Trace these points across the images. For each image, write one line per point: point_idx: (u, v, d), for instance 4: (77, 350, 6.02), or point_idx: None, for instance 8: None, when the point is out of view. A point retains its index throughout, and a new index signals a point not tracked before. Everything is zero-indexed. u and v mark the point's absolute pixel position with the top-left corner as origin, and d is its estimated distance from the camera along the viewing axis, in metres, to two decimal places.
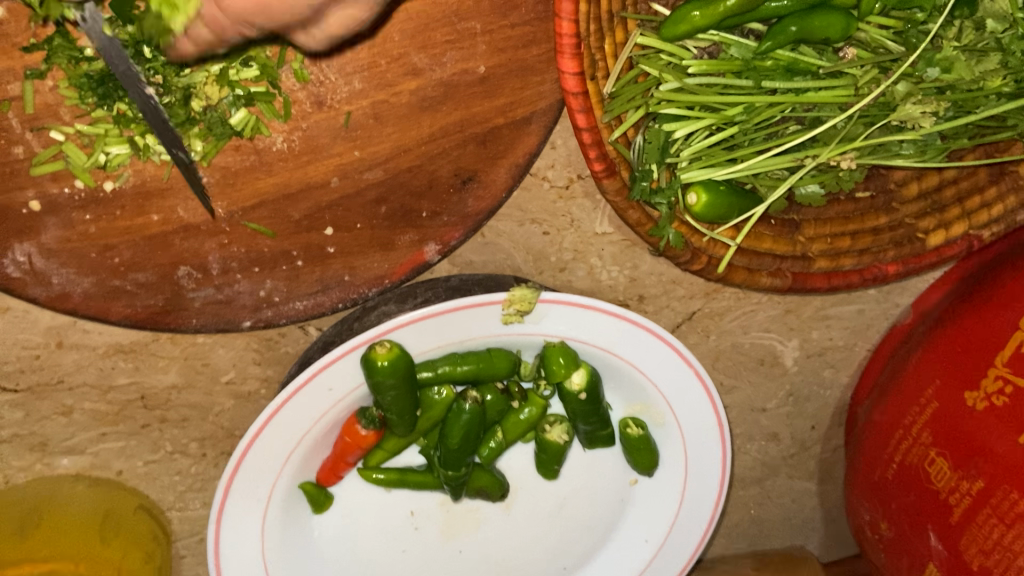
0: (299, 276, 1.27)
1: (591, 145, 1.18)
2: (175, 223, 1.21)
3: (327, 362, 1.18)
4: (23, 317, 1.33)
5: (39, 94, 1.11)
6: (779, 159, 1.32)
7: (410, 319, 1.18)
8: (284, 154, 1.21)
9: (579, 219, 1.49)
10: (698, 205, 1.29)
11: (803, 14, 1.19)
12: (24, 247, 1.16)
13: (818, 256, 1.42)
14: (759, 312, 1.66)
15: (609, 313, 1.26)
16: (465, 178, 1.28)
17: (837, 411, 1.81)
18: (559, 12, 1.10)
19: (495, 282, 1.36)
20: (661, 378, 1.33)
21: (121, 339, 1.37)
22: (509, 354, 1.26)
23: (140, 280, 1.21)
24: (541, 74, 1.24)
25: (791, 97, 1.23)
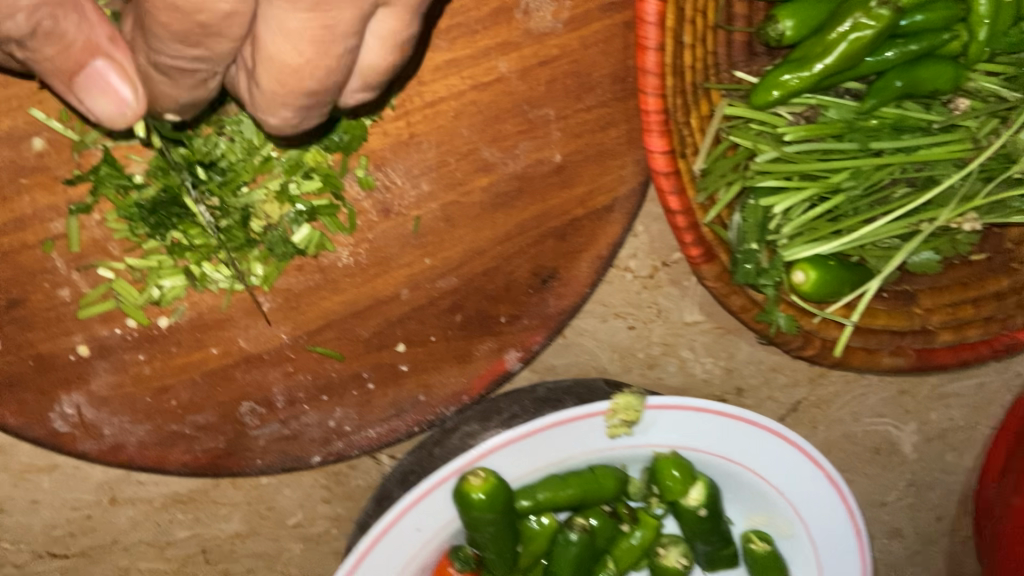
0: (370, 400, 1.13)
1: (686, 228, 1.06)
2: (235, 354, 1.09)
3: (414, 499, 1.03)
4: (72, 474, 1.20)
5: (85, 230, 1.02)
6: (892, 226, 1.18)
7: (506, 439, 1.05)
8: (350, 270, 1.10)
9: (666, 310, 1.36)
10: (806, 284, 1.15)
11: (906, 67, 1.09)
12: (73, 397, 1.04)
13: (941, 327, 1.27)
14: (870, 395, 1.51)
15: (725, 415, 1.11)
16: (545, 277, 1.15)
17: (963, 499, 1.62)
18: (643, 88, 1.00)
19: (586, 389, 1.22)
20: (788, 485, 1.16)
21: (179, 488, 1.24)
22: (616, 471, 1.10)
23: (199, 422, 1.08)
24: (621, 157, 1.13)
25: (901, 156, 1.13)
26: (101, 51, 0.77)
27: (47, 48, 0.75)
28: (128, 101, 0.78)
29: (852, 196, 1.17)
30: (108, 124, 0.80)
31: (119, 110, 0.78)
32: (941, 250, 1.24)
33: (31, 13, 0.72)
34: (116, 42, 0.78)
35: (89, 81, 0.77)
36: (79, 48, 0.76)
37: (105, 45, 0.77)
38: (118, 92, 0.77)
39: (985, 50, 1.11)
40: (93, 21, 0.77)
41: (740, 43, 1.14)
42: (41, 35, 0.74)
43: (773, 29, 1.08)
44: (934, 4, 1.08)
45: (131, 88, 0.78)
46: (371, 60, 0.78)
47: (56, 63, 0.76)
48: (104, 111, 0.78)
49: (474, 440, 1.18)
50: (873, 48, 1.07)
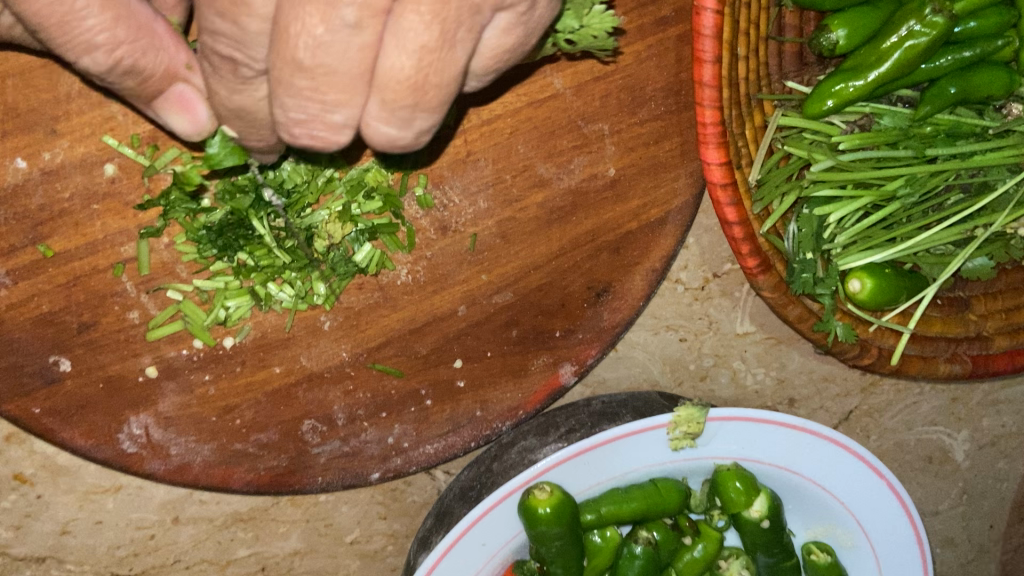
0: (428, 416, 1.14)
1: (744, 239, 1.06)
2: (298, 372, 1.10)
3: (479, 515, 1.04)
4: (136, 494, 1.21)
5: (154, 253, 1.03)
6: (947, 233, 1.18)
7: (569, 454, 1.05)
8: (409, 287, 1.11)
9: (717, 321, 1.36)
10: (863, 292, 1.15)
11: (960, 73, 1.10)
12: (141, 418, 1.06)
13: (996, 334, 1.26)
14: (921, 403, 1.50)
15: (788, 427, 1.11)
16: (599, 291, 1.16)
17: (1015, 506, 1.60)
18: (700, 100, 1.00)
19: (642, 402, 1.22)
20: (850, 496, 1.16)
21: (240, 507, 1.25)
22: (678, 484, 1.10)
23: (263, 441, 1.10)
24: (675, 169, 1.14)
25: (957, 163, 1.12)
26: (179, 77, 0.81)
27: (128, 80, 0.79)
28: (202, 120, 0.83)
29: (906, 203, 1.17)
30: (186, 138, 0.86)
31: (194, 128, 0.84)
32: (994, 255, 1.24)
33: (110, 50, 0.75)
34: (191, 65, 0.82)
35: (170, 99, 0.82)
36: (158, 78, 0.80)
37: (180, 71, 0.81)
38: (194, 111, 0.83)
39: None
40: (170, 47, 0.80)
41: (790, 53, 1.14)
42: (123, 70, 0.78)
43: (825, 38, 1.08)
44: (986, 10, 1.08)
45: (206, 107, 0.83)
46: (395, 72, 0.68)
47: (136, 89, 0.81)
48: (180, 127, 0.84)
49: (533, 455, 1.18)
50: (928, 56, 1.07)
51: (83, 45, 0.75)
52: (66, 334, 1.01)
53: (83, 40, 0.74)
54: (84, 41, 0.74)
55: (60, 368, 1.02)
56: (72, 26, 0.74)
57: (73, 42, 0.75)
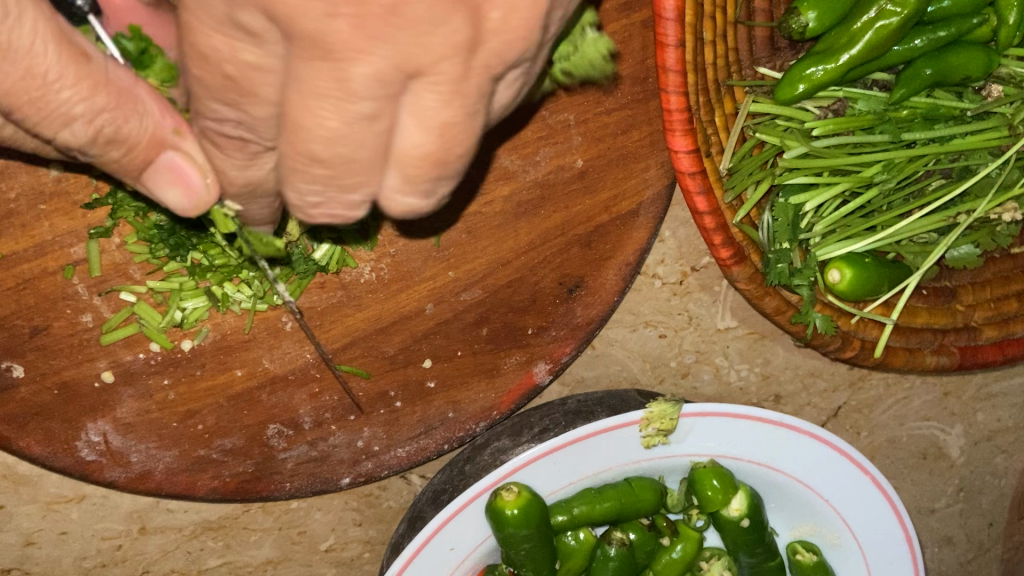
0: (398, 419, 1.11)
1: (715, 229, 1.03)
2: (261, 376, 1.07)
3: (445, 518, 1.00)
4: (102, 504, 1.19)
5: (106, 254, 1.01)
6: (928, 220, 1.15)
7: (539, 453, 1.02)
8: (373, 285, 1.09)
9: (697, 316, 1.33)
10: (842, 283, 1.12)
11: (936, 54, 1.06)
12: (98, 425, 1.03)
13: (985, 324, 1.23)
14: (913, 398, 1.46)
15: (765, 422, 1.08)
16: (571, 287, 1.13)
17: (1015, 503, 1.55)
18: (665, 86, 0.97)
19: (618, 400, 1.19)
20: (833, 492, 1.12)
21: (210, 515, 1.22)
22: (653, 483, 1.07)
23: (226, 447, 1.07)
24: (644, 160, 1.11)
25: (936, 147, 1.09)
26: (167, 144, 0.70)
27: (112, 150, 0.69)
28: (200, 194, 0.71)
29: (886, 190, 1.14)
30: (186, 213, 0.73)
31: (195, 201, 0.71)
32: (980, 243, 1.20)
33: (87, 116, 0.66)
34: (182, 131, 0.70)
35: (162, 175, 0.71)
36: (142, 145, 0.69)
37: (171, 139, 0.70)
38: (189, 184, 0.70)
39: (1016, 33, 1.08)
40: (154, 113, 0.69)
41: (762, 38, 1.11)
42: (106, 138, 0.68)
43: (795, 21, 1.04)
44: None
45: (200, 177, 0.70)
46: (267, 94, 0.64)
47: (123, 161, 0.70)
48: (177, 207, 0.72)
49: (506, 455, 1.15)
50: (901, 36, 1.03)
51: (57, 118, 0.66)
52: (18, 339, 0.99)
53: (57, 112, 0.65)
54: (59, 113, 0.65)
55: (14, 373, 1.00)
56: (42, 100, 0.65)
57: (45, 119, 0.66)
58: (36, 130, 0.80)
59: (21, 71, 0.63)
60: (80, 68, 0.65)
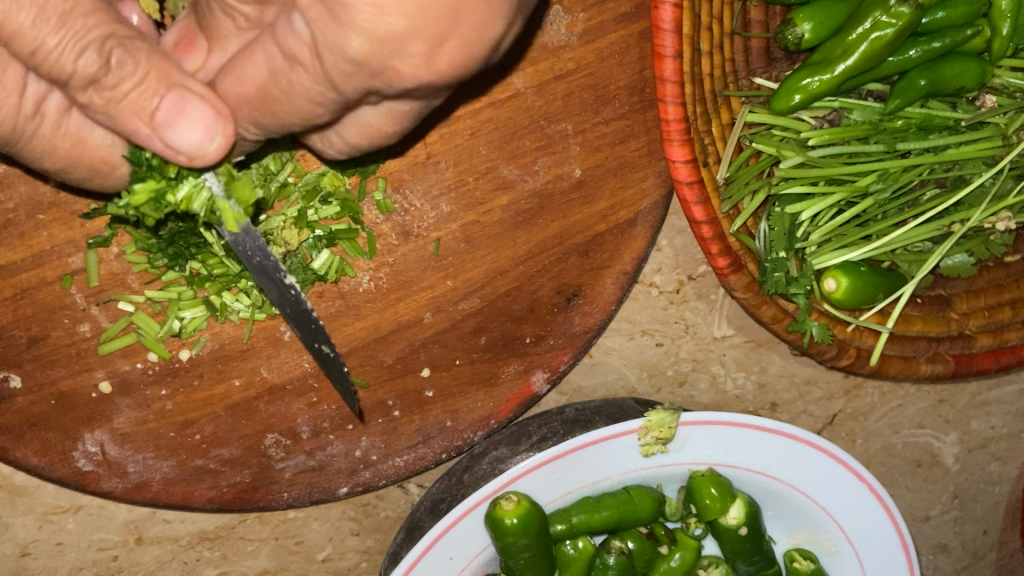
0: (397, 428, 1.11)
1: (712, 239, 1.03)
2: (258, 386, 1.07)
3: (444, 528, 1.00)
4: (98, 514, 1.18)
5: (104, 263, 1.00)
6: (923, 229, 1.16)
7: (538, 462, 1.02)
8: (371, 295, 1.09)
9: (694, 324, 1.33)
10: (838, 291, 1.13)
11: (930, 65, 1.07)
12: (96, 435, 1.03)
13: (979, 332, 1.24)
14: (908, 406, 1.47)
15: (764, 430, 1.08)
16: (569, 296, 1.13)
17: (1010, 510, 1.56)
18: (662, 96, 0.97)
19: (617, 409, 1.19)
20: (830, 499, 1.12)
21: (206, 525, 1.22)
22: (651, 491, 1.07)
23: (224, 456, 1.07)
24: (642, 169, 1.12)
25: (931, 156, 1.10)
26: (171, 80, 0.73)
27: (122, 83, 0.71)
28: (209, 127, 0.74)
29: (881, 199, 1.15)
30: (194, 158, 0.75)
31: (205, 137, 0.74)
32: (974, 252, 1.21)
33: (101, 45, 0.69)
34: (183, 74, 0.75)
35: (169, 114, 0.73)
36: (150, 81, 0.72)
37: (177, 78, 0.74)
38: (201, 120, 0.74)
39: (1009, 45, 1.09)
40: (157, 53, 0.74)
41: (758, 49, 1.12)
42: (116, 66, 0.70)
43: (791, 32, 1.06)
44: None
45: (209, 110, 0.74)
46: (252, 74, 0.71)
47: (130, 99, 0.72)
48: (187, 141, 0.74)
49: (505, 464, 1.14)
50: (896, 47, 1.04)
51: (73, 45, 0.68)
52: (16, 349, 0.99)
53: (73, 41, 0.68)
54: (77, 39, 0.68)
55: (11, 385, 1.00)
56: (61, 26, 0.67)
57: (60, 48, 0.67)
58: (51, 138, 0.82)
59: (37, 16, 0.66)
60: (92, 4, 0.70)
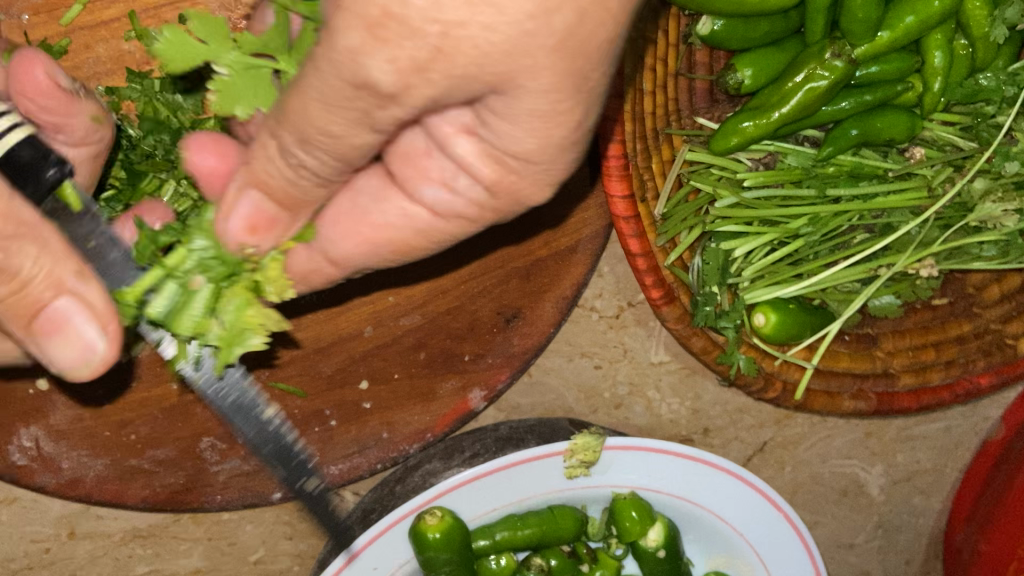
0: (332, 437, 1.13)
1: (646, 270, 1.06)
2: (196, 390, 1.09)
3: (370, 538, 1.04)
4: (32, 507, 1.21)
5: None
6: (850, 271, 1.20)
7: (464, 479, 1.06)
8: (313, 306, 1.11)
9: (632, 349, 1.38)
10: (767, 326, 1.17)
11: (862, 116, 1.12)
12: (31, 430, 1.05)
13: (902, 371, 1.27)
14: (837, 437, 1.52)
15: (685, 457, 1.12)
16: (508, 317, 1.16)
17: (932, 542, 1.59)
18: (603, 134, 1.00)
19: (549, 429, 1.23)
20: (746, 524, 1.17)
21: (139, 523, 1.23)
22: (575, 512, 1.11)
23: (158, 457, 1.09)
24: (585, 200, 1.16)
25: (859, 203, 1.15)
26: (64, 289, 0.74)
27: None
28: (92, 345, 0.76)
29: (812, 241, 1.20)
30: (72, 372, 0.77)
31: (84, 354, 0.76)
32: (901, 294, 1.27)
33: None
34: (84, 276, 0.75)
35: (55, 321, 0.75)
36: (37, 285, 0.73)
37: (69, 282, 0.74)
38: (83, 337, 0.75)
39: (940, 100, 1.14)
40: (56, 253, 0.73)
41: (702, 90, 1.17)
42: None
43: (731, 77, 1.10)
44: (889, 55, 1.11)
45: (96, 329, 0.75)
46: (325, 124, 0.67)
47: (13, 302, 0.74)
48: (66, 359, 0.76)
49: (436, 478, 1.18)
50: (830, 97, 1.08)
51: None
52: None
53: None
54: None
55: None
56: None
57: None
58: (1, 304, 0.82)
59: None
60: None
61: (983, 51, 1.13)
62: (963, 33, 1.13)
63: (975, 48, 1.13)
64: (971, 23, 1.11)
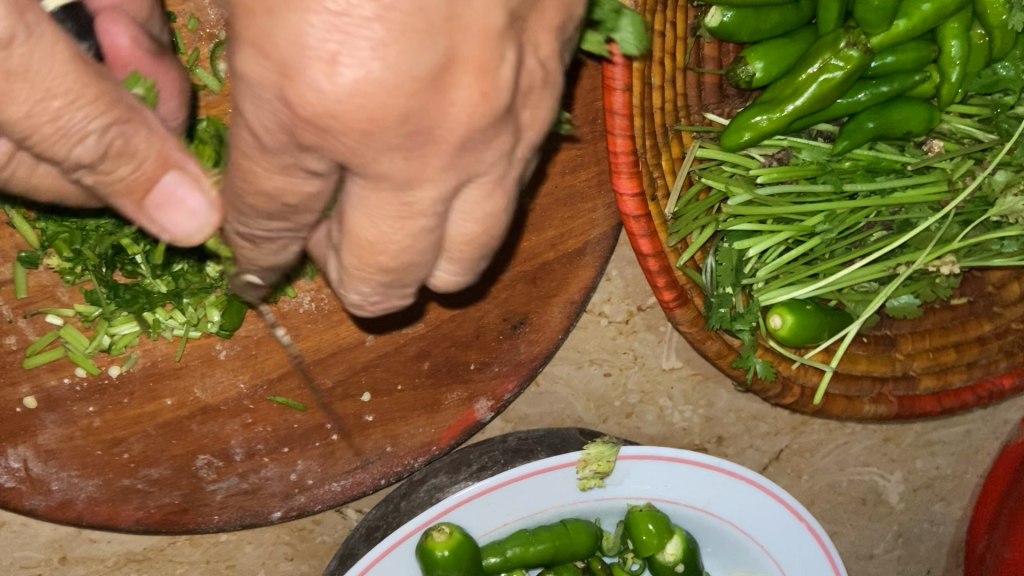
0: (334, 452, 1.09)
1: (658, 272, 1.02)
2: (191, 405, 1.05)
3: (376, 557, 0.99)
4: (22, 532, 1.16)
5: (33, 275, 1.00)
6: (868, 270, 1.17)
7: (472, 494, 1.01)
8: (312, 316, 1.07)
9: (642, 355, 1.34)
10: (784, 329, 1.13)
11: (879, 108, 1.08)
12: (18, 451, 1.00)
13: (923, 374, 1.23)
14: (854, 443, 1.47)
15: (702, 466, 1.07)
16: (515, 323, 1.11)
17: (953, 551, 1.54)
18: (611, 129, 0.96)
19: (559, 439, 1.18)
20: (768, 536, 1.12)
21: (134, 546, 1.18)
22: (589, 526, 1.06)
23: (153, 477, 1.04)
24: (592, 200, 1.11)
25: (877, 199, 1.11)
26: (172, 163, 0.65)
27: (119, 168, 0.63)
28: (202, 210, 0.66)
29: (828, 239, 1.16)
30: (183, 242, 0.68)
31: (193, 220, 0.66)
32: (920, 293, 1.22)
33: (102, 135, 0.61)
34: (182, 150, 0.66)
35: (164, 196, 0.66)
36: (148, 164, 0.64)
37: (175, 157, 0.65)
38: (188, 202, 0.66)
39: (958, 91, 1.10)
40: (160, 131, 0.65)
41: (711, 85, 1.13)
42: (114, 154, 0.62)
43: (742, 70, 1.07)
44: (905, 45, 1.07)
45: (201, 195, 0.66)
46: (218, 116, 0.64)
47: (125, 183, 0.64)
48: (178, 224, 0.66)
49: (443, 493, 1.13)
50: (844, 89, 1.04)
51: (72, 134, 0.60)
52: None
53: (72, 130, 0.60)
54: (74, 130, 0.60)
55: None
56: (58, 114, 0.59)
57: (55, 136, 0.60)
58: None
59: (33, 100, 0.57)
60: (97, 85, 0.60)
61: (1001, 40, 1.08)
62: (980, 22, 1.09)
63: (993, 37, 1.08)
64: (988, 11, 1.06)
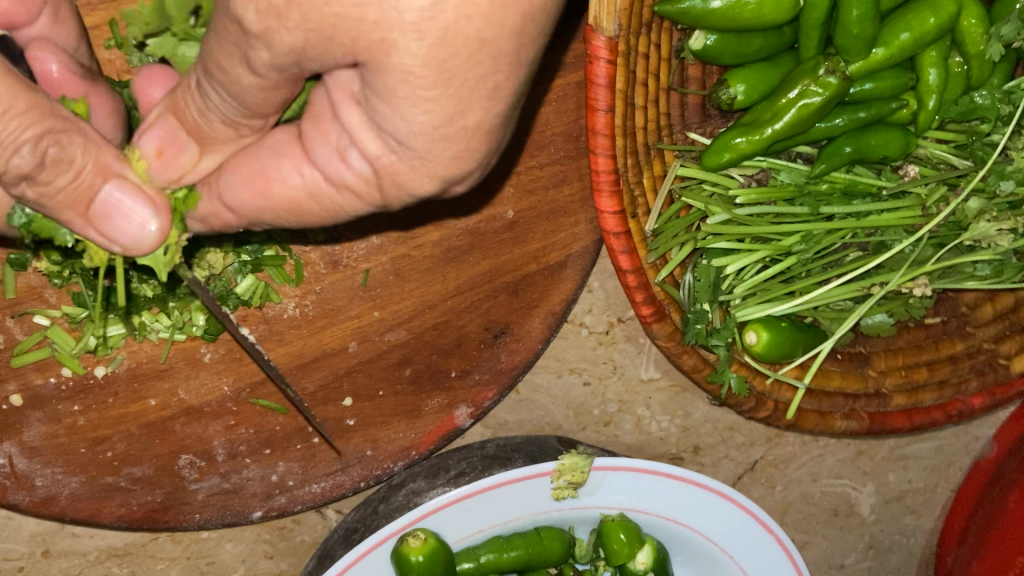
0: (315, 455, 1.11)
1: (637, 287, 1.04)
2: (174, 406, 1.07)
3: (354, 558, 1.01)
4: (5, 525, 1.18)
5: (22, 276, 1.01)
6: (843, 289, 1.19)
7: (448, 500, 1.03)
8: (296, 321, 1.09)
9: (622, 365, 1.36)
10: (759, 345, 1.15)
11: (857, 133, 1.11)
12: (5, 446, 1.02)
13: (894, 391, 1.25)
14: (828, 455, 1.50)
15: (673, 478, 1.10)
16: (496, 333, 1.13)
17: (923, 564, 1.57)
18: (594, 148, 0.98)
19: (536, 447, 1.21)
20: (737, 547, 1.14)
21: (116, 541, 1.20)
22: (561, 534, 1.08)
23: (135, 475, 1.06)
24: (575, 215, 1.14)
25: (852, 221, 1.14)
26: (111, 172, 0.75)
27: (58, 178, 0.72)
28: (149, 223, 0.77)
29: (804, 258, 1.19)
30: (134, 249, 0.79)
31: (142, 231, 0.78)
32: (894, 312, 1.24)
33: (36, 143, 0.69)
34: (121, 160, 0.77)
35: (107, 207, 0.76)
36: (89, 173, 0.74)
37: (113, 167, 0.75)
38: (135, 213, 0.77)
39: (935, 118, 1.13)
40: (94, 141, 0.75)
41: (694, 105, 1.16)
42: (50, 162, 0.70)
43: (724, 92, 1.09)
44: (883, 72, 1.10)
45: (147, 206, 0.77)
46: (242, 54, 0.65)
47: (66, 192, 0.73)
48: (126, 234, 0.77)
49: (420, 498, 1.14)
50: (824, 114, 1.06)
51: (7, 145, 0.67)
52: None
53: (7, 140, 0.67)
54: (8, 139, 0.67)
55: None
56: None
57: None
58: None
59: None
60: (30, 96, 0.68)
61: (978, 69, 1.12)
62: (958, 51, 1.12)
63: (971, 66, 1.12)
64: (967, 40, 1.09)
